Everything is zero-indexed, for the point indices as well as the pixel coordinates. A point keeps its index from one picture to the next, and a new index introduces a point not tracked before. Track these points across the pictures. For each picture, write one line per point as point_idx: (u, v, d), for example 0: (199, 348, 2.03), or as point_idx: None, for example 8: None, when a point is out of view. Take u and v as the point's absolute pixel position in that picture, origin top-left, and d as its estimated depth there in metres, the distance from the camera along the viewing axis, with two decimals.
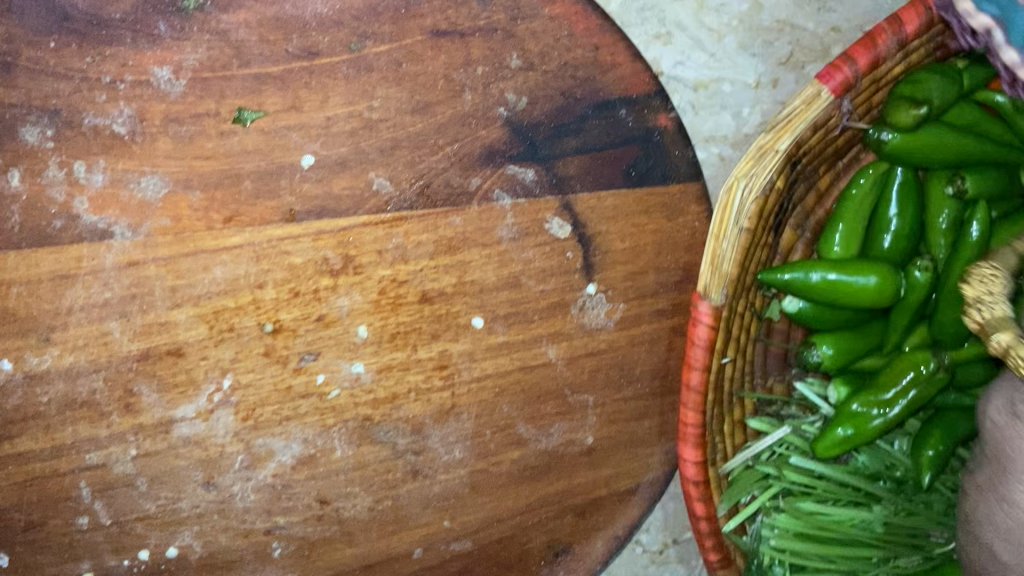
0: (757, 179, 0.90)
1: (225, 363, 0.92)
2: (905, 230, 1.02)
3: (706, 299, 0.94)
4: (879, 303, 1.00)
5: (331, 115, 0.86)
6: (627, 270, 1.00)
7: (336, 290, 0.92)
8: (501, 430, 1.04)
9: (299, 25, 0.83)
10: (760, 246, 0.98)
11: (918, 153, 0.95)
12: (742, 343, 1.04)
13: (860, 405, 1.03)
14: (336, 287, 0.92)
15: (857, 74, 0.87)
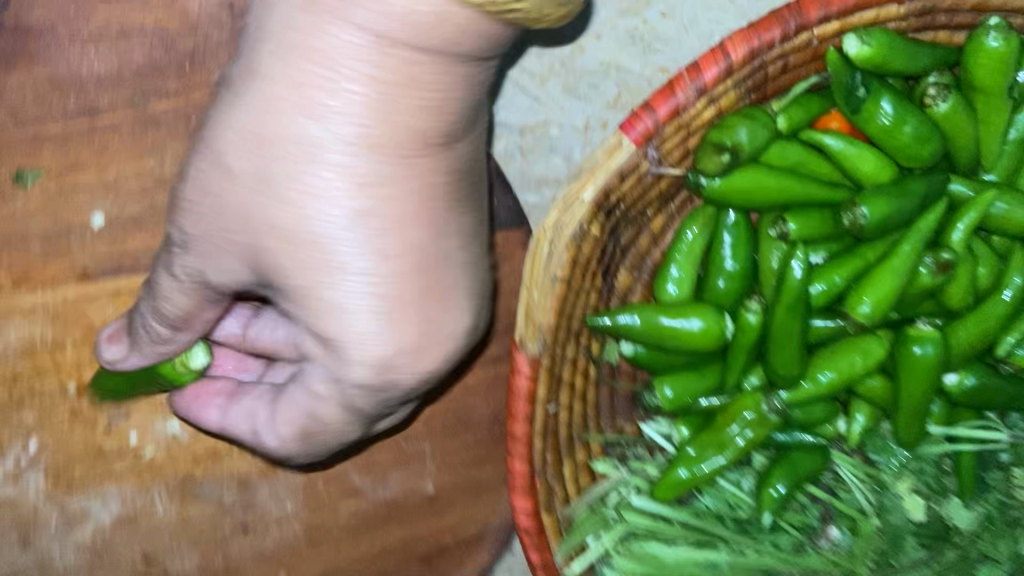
0: (565, 230, 0.89)
1: (29, 425, 0.90)
2: (738, 271, 1.00)
3: (523, 350, 0.93)
4: (708, 345, 1.00)
5: (116, 174, 0.84)
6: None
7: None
8: (334, 480, 1.02)
9: (76, 82, 0.81)
10: (584, 293, 0.97)
11: (736, 198, 0.95)
12: (579, 387, 1.04)
13: (695, 448, 1.03)
14: None
15: (658, 124, 0.86)
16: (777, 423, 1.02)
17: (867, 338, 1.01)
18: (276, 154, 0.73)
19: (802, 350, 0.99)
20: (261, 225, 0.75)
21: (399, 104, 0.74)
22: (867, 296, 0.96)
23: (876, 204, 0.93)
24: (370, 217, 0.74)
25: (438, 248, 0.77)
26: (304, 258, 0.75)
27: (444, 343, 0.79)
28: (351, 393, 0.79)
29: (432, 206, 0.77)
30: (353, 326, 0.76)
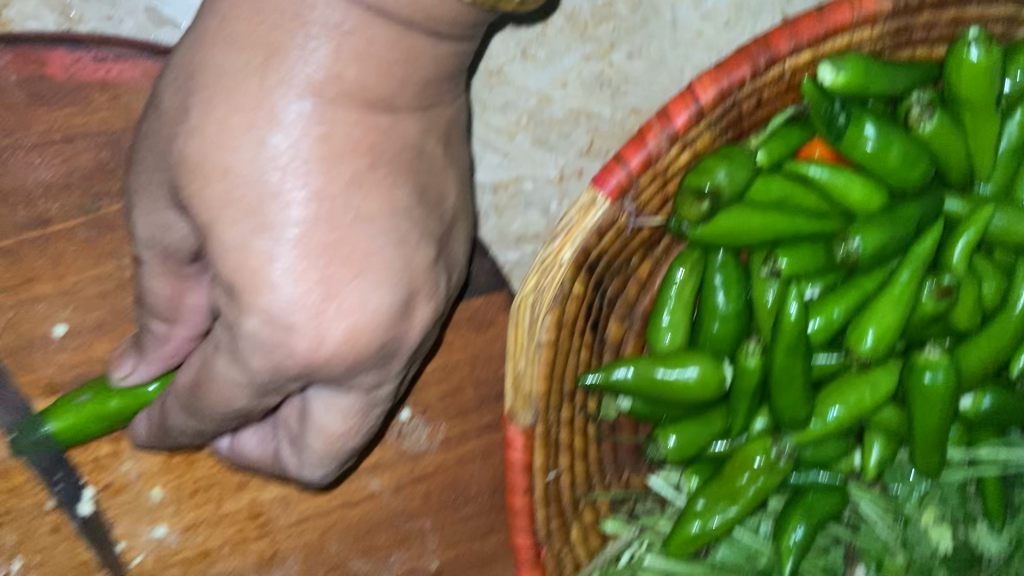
0: (546, 293, 0.85)
1: (8, 547, 0.86)
2: (732, 312, 0.96)
3: (514, 422, 0.88)
4: (708, 394, 0.95)
5: (75, 281, 0.80)
6: (444, 387, 0.96)
7: (121, 455, 0.89)
8: (334, 570, 0.97)
9: (22, 195, 0.77)
10: (573, 353, 0.93)
11: (723, 239, 0.92)
12: (578, 447, 0.99)
13: (706, 501, 0.99)
14: (120, 450, 0.88)
15: (631, 176, 0.82)
16: (789, 468, 0.98)
17: (874, 371, 0.97)
18: (209, 99, 0.61)
19: (807, 391, 0.94)
20: (184, 155, 0.62)
21: (353, 64, 0.61)
22: (870, 328, 0.92)
23: (868, 235, 0.91)
24: (303, 170, 0.61)
25: (378, 224, 0.64)
26: (218, 188, 0.61)
27: (365, 330, 0.64)
28: (254, 364, 0.65)
29: (373, 180, 0.64)
30: (264, 282, 0.61)
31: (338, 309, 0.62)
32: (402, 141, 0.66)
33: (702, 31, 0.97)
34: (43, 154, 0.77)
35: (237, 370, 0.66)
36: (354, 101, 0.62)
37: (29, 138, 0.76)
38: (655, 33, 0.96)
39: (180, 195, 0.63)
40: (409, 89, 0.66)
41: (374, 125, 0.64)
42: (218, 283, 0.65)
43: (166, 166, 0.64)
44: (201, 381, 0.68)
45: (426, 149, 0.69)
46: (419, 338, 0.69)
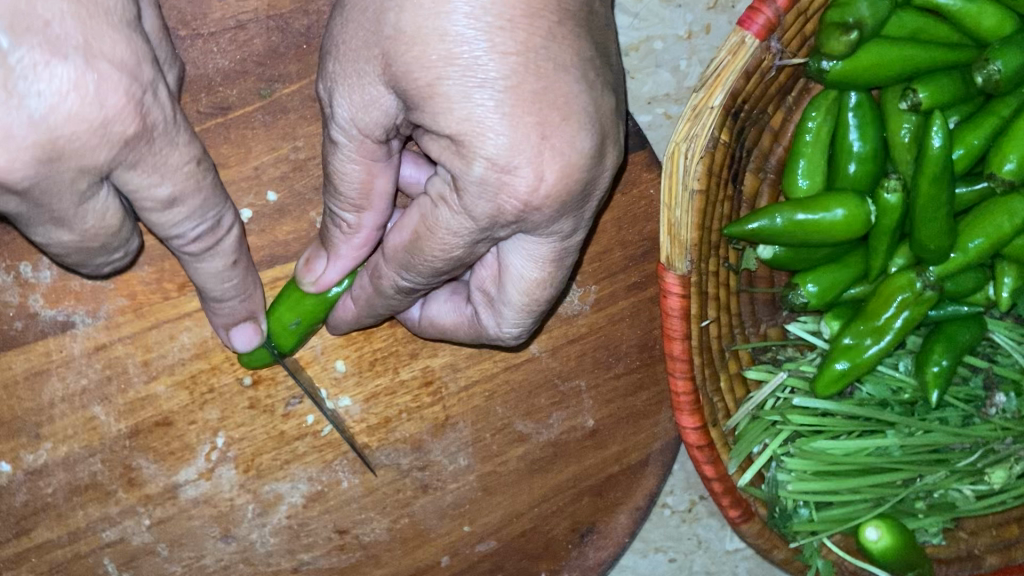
0: (698, 140, 0.87)
1: (213, 423, 0.94)
2: (868, 152, 0.99)
3: (671, 270, 0.92)
4: (853, 233, 0.98)
5: (257, 165, 0.85)
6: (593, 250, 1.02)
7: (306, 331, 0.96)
8: (501, 430, 1.04)
9: (204, 83, 0.82)
10: (718, 203, 0.96)
11: (862, 77, 0.93)
12: (723, 300, 1.03)
13: (851, 337, 1.03)
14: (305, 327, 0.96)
15: (778, 14, 0.86)
16: (934, 299, 1.01)
17: (1011, 198, 0.99)
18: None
19: (949, 220, 0.97)
20: (397, 27, 0.68)
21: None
22: (1012, 154, 0.95)
23: (1009, 56, 0.90)
24: (508, 25, 0.67)
25: (572, 70, 0.69)
26: (435, 52, 0.67)
27: (571, 172, 0.71)
28: (479, 211, 0.73)
29: (562, 32, 0.69)
30: (487, 134, 0.68)
31: (549, 153, 0.69)
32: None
33: None
34: (218, 42, 0.82)
35: (464, 220, 0.75)
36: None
37: (206, 27, 0.81)
38: None
39: (393, 65, 0.69)
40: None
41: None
42: (435, 144, 0.72)
43: (372, 41, 0.70)
44: (425, 233, 0.77)
45: (595, 2, 0.73)
46: (607, 182, 0.77)
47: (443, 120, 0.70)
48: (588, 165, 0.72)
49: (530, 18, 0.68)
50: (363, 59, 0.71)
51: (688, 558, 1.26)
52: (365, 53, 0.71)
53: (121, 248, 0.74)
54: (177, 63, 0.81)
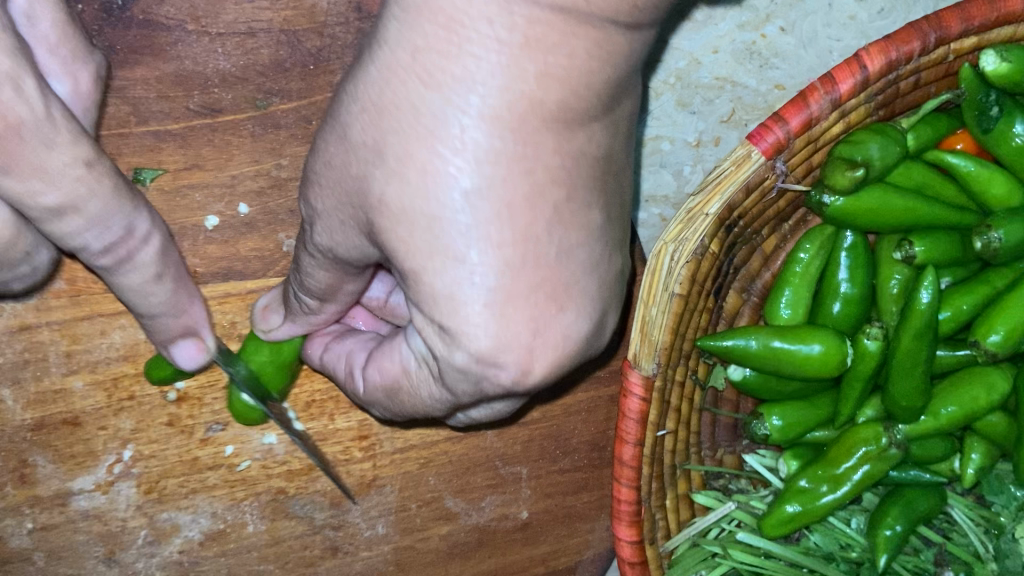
0: (687, 244, 0.85)
1: (124, 434, 0.87)
2: (856, 295, 0.96)
3: (637, 369, 0.89)
4: (827, 372, 0.95)
5: (234, 175, 0.82)
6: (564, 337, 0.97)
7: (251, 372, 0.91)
8: (428, 504, 0.98)
9: (200, 81, 0.80)
10: (697, 313, 0.93)
11: (860, 217, 0.91)
12: (683, 414, 0.99)
13: (808, 480, 0.98)
14: None
15: (790, 136, 0.83)
16: (898, 458, 0.97)
17: (991, 370, 0.97)
18: (409, 139, 0.60)
19: (926, 380, 0.94)
20: (383, 203, 0.63)
21: (557, 88, 0.58)
22: (998, 326, 0.91)
23: (1010, 228, 0.89)
24: (503, 214, 0.62)
25: (577, 249, 0.66)
26: (421, 236, 0.63)
27: (564, 363, 0.69)
28: (458, 389, 0.71)
29: (570, 207, 0.64)
30: (474, 331, 0.65)
31: (540, 347, 0.67)
32: (596, 151, 0.64)
33: (854, 16, 1.00)
34: (225, 43, 0.80)
35: (442, 387, 0.74)
36: (555, 121, 0.60)
37: (217, 27, 0.79)
38: (810, 12, 1.00)
39: (381, 229, 0.65)
40: (607, 90, 0.61)
41: (568, 144, 0.62)
42: (419, 314, 0.69)
43: (357, 201, 0.65)
44: (402, 388, 0.78)
45: (616, 152, 0.66)
46: (602, 346, 0.75)
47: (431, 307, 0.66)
48: (583, 347, 0.69)
49: (530, 199, 0.62)
50: (345, 204, 0.67)
51: None
52: (352, 201, 0.66)
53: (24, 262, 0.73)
54: (178, 57, 0.79)
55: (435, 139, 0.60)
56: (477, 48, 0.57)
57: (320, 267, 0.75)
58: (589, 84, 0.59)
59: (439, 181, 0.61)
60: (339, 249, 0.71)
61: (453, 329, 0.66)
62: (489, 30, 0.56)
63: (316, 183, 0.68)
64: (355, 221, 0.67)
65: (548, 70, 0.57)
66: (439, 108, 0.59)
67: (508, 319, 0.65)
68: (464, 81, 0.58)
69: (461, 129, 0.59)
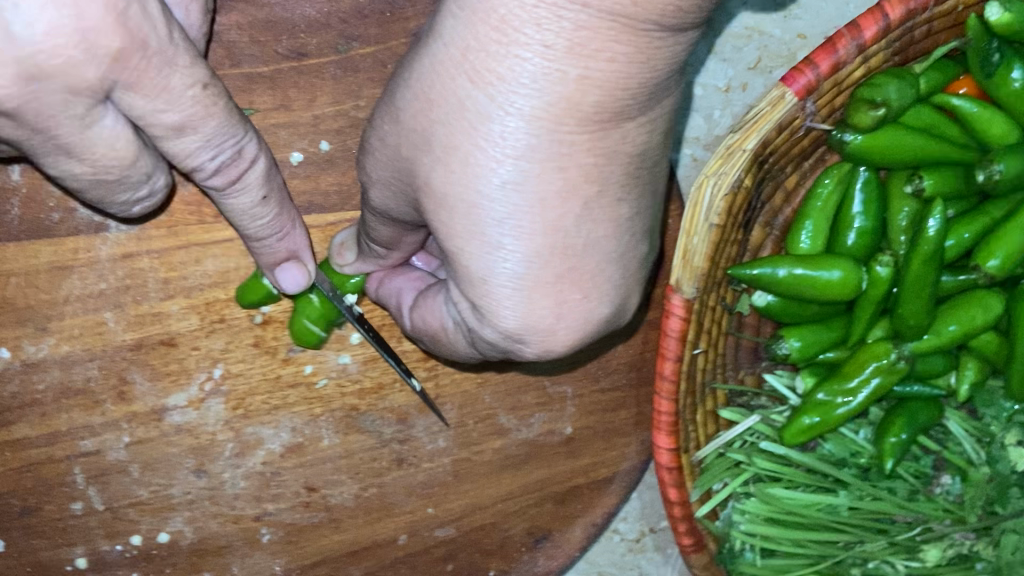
0: (725, 178, 0.94)
1: (215, 354, 0.96)
2: (869, 227, 1.07)
3: (678, 292, 0.99)
4: (843, 296, 1.05)
5: (317, 114, 0.90)
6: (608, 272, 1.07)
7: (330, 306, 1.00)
8: (483, 420, 1.08)
9: (288, 27, 0.87)
10: (729, 243, 1.03)
11: (876, 154, 1.01)
12: (713, 336, 1.09)
13: (825, 393, 1.08)
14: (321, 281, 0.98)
15: (818, 79, 0.93)
16: (905, 371, 1.07)
17: (987, 293, 1.08)
18: (455, 134, 0.68)
19: (931, 301, 1.04)
20: (429, 186, 0.71)
21: (594, 90, 0.65)
22: (997, 253, 1.02)
23: (1010, 161, 0.99)
24: (535, 206, 0.69)
25: (606, 238, 0.73)
26: (460, 221, 0.71)
27: (583, 340, 0.78)
28: (488, 352, 0.82)
29: (599, 201, 0.72)
30: (504, 308, 0.74)
31: (562, 325, 0.76)
32: (632, 148, 0.71)
33: None
34: None
35: (475, 348, 0.84)
36: (592, 120, 0.67)
37: None
38: None
39: (426, 211, 0.73)
40: (643, 91, 0.68)
41: (600, 145, 0.69)
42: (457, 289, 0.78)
43: (407, 180, 0.74)
44: (441, 337, 0.86)
45: (649, 150, 0.73)
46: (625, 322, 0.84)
47: (465, 281, 0.75)
48: (601, 326, 0.78)
49: (560, 193, 0.70)
50: (398, 181, 0.75)
51: None
52: (405, 184, 0.75)
53: (143, 184, 0.78)
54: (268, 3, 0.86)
55: (477, 135, 0.67)
56: (525, 52, 0.64)
57: (379, 223, 0.84)
58: (625, 86, 0.66)
59: (481, 174, 0.69)
60: (394, 211, 0.81)
61: (484, 301, 0.75)
62: (536, 38, 0.63)
63: (375, 156, 0.76)
64: (405, 194, 0.76)
65: (586, 75, 0.65)
66: (485, 107, 0.66)
67: (534, 296, 0.74)
68: (507, 82, 0.65)
69: (503, 127, 0.67)
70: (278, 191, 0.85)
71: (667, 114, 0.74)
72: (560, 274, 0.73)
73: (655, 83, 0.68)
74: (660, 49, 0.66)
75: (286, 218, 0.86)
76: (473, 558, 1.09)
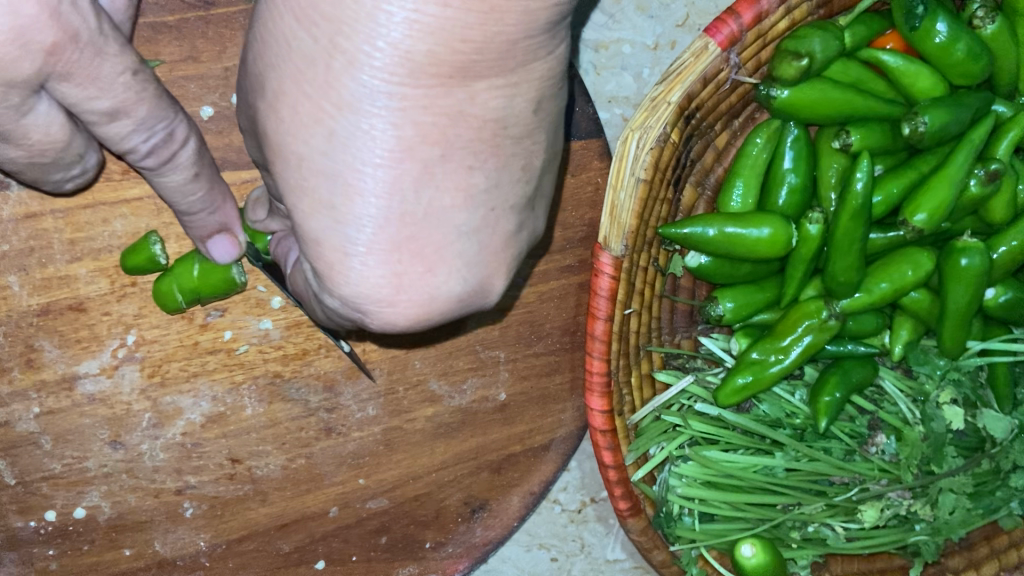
0: (651, 131, 0.93)
1: (128, 319, 0.93)
2: (799, 185, 1.06)
3: (606, 250, 0.97)
4: (773, 254, 1.05)
5: (228, 68, 0.87)
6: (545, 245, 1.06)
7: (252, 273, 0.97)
8: (414, 387, 1.05)
9: None
10: (658, 201, 1.02)
11: (803, 110, 1.00)
12: (646, 298, 1.08)
13: (758, 353, 1.07)
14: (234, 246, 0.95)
15: (741, 29, 0.92)
16: (836, 329, 1.06)
17: (918, 250, 1.07)
18: (290, 83, 0.69)
19: (861, 257, 1.04)
20: (272, 139, 0.72)
21: (424, 38, 0.64)
22: (923, 208, 1.02)
23: (935, 114, 0.99)
24: (370, 166, 0.69)
25: (452, 210, 0.73)
26: (295, 177, 0.72)
27: (428, 314, 0.77)
28: (341, 319, 0.82)
29: (444, 166, 0.70)
30: (342, 271, 0.74)
31: (402, 296, 0.75)
32: (486, 113, 0.70)
33: None
34: None
35: (330, 318, 0.84)
36: (428, 74, 0.66)
37: None
38: None
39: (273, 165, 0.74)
40: (490, 48, 0.66)
41: (440, 106, 0.68)
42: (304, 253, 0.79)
43: (259, 133, 0.75)
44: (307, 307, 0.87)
45: (509, 118, 0.71)
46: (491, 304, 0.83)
47: (309, 241, 0.75)
48: (450, 305, 0.78)
49: (400, 154, 0.69)
50: (256, 134, 0.76)
51: (569, 559, 1.27)
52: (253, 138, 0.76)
53: (79, 165, 0.82)
54: None
55: (310, 84, 0.68)
56: None
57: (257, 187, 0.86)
58: (466, 38, 0.65)
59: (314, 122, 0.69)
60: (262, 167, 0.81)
61: (328, 265, 0.75)
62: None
63: (242, 107, 0.78)
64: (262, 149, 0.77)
65: (411, 20, 0.63)
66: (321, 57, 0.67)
67: (372, 263, 0.73)
68: (337, 25, 0.65)
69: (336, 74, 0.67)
70: (209, 166, 0.85)
71: (537, 83, 0.72)
72: (403, 243, 0.73)
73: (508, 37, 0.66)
74: (509, 3, 0.65)
75: (217, 193, 0.87)
76: (408, 529, 1.06)
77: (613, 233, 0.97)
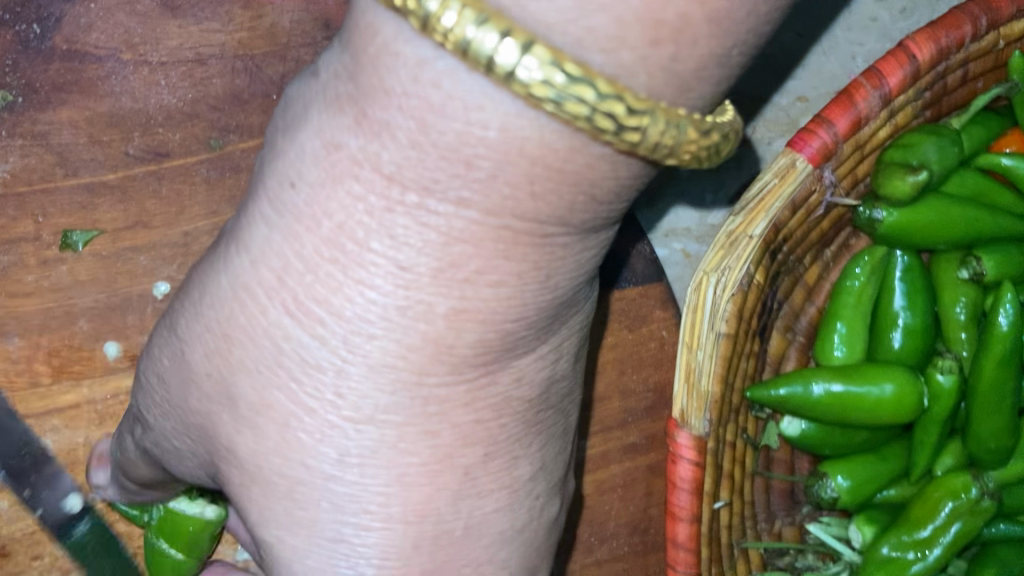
0: (732, 273, 0.72)
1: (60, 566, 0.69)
2: (917, 325, 0.83)
3: (685, 429, 0.74)
4: (899, 417, 0.81)
5: (190, 229, 0.70)
6: (614, 423, 0.83)
7: None
8: None
9: (141, 119, 0.69)
10: (744, 358, 0.80)
11: (918, 233, 0.79)
12: (737, 480, 0.84)
13: (891, 547, 0.81)
14: None
15: (837, 140, 0.72)
16: (992, 510, 0.81)
17: None
18: (260, 388, 0.45)
19: (1014, 414, 0.80)
20: (230, 457, 0.47)
21: (476, 326, 0.43)
22: None
23: None
24: (387, 490, 0.47)
25: (491, 516, 0.50)
26: (276, 505, 0.48)
27: None
28: None
29: (484, 470, 0.49)
30: None
31: None
32: (535, 382, 0.48)
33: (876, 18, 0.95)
34: (169, 75, 0.69)
35: None
36: (472, 364, 0.44)
37: (157, 55, 0.69)
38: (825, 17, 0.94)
39: (226, 484, 0.49)
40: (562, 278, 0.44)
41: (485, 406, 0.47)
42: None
43: (202, 444, 0.49)
44: None
45: (561, 383, 0.50)
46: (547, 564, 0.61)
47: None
48: None
49: (423, 477, 0.47)
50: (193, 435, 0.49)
51: None
52: (176, 396, 0.48)
53: None
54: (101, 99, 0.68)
55: (295, 395, 0.44)
56: (354, 266, 0.41)
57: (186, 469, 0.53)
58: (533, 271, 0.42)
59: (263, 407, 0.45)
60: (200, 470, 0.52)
61: None
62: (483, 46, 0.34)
63: (156, 411, 0.50)
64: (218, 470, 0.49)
65: (506, 150, 0.37)
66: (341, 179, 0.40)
67: None
68: (346, 318, 0.42)
69: (336, 302, 0.42)
70: None
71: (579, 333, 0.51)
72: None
73: (567, 244, 0.43)
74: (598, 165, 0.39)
75: None
76: None
77: (691, 406, 0.74)
